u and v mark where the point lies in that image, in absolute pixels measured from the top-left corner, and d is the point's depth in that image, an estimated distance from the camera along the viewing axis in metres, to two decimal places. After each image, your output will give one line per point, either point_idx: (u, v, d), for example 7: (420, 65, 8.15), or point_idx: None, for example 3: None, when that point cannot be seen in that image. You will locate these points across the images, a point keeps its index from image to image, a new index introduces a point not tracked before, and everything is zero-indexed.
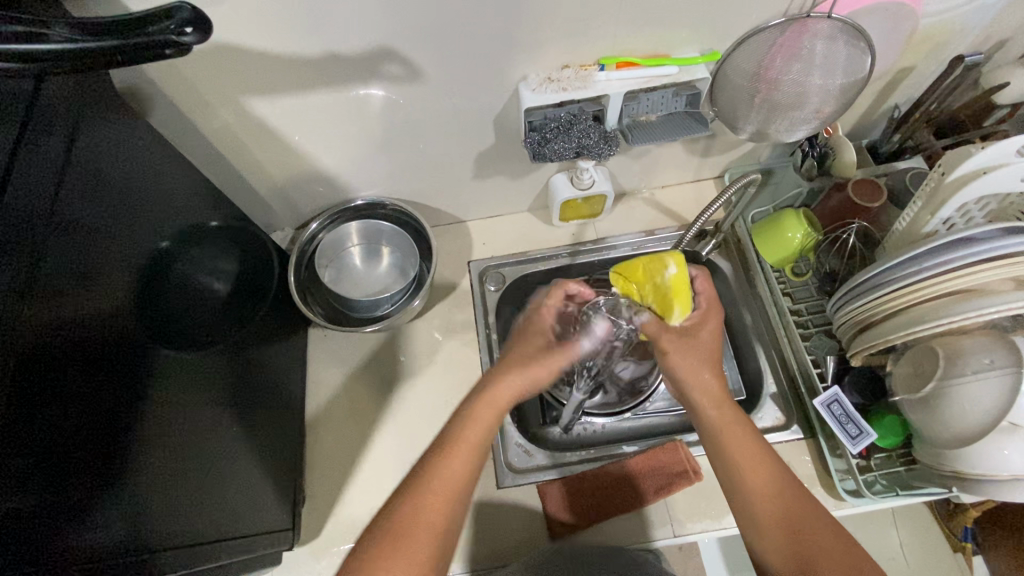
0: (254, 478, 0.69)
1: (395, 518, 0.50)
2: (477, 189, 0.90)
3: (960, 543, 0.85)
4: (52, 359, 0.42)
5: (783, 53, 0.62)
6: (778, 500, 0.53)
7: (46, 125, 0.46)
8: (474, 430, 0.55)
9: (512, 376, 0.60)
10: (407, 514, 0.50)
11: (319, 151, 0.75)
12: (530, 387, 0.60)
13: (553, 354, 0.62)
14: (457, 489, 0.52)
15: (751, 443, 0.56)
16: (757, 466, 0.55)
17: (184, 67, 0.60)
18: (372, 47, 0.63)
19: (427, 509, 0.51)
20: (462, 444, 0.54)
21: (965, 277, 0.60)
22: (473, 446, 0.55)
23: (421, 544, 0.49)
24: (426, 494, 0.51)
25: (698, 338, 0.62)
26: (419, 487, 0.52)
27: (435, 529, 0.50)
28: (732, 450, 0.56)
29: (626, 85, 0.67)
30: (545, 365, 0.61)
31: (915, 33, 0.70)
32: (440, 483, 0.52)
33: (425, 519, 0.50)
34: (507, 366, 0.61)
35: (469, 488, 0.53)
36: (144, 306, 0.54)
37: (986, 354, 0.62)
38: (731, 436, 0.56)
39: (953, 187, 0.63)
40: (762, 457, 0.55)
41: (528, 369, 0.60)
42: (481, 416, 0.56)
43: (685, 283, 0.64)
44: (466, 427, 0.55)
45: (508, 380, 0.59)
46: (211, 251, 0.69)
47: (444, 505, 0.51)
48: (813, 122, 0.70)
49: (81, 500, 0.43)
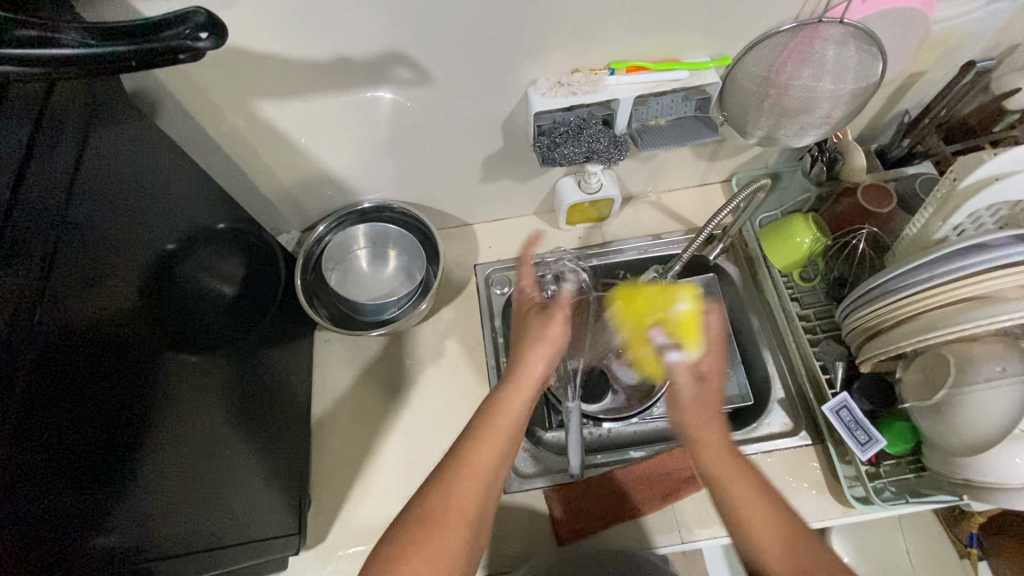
0: (260, 479, 0.68)
1: (425, 508, 0.50)
2: (484, 192, 0.90)
3: (967, 549, 0.83)
4: (60, 364, 0.42)
5: (793, 57, 0.62)
6: (779, 534, 0.51)
7: (58, 127, 0.46)
8: (505, 418, 0.54)
9: (534, 353, 0.58)
10: (429, 506, 0.50)
11: (327, 154, 0.75)
12: (549, 363, 0.58)
13: (552, 319, 0.59)
14: (488, 476, 0.52)
15: (746, 475, 0.53)
16: (754, 505, 0.52)
17: (193, 70, 0.60)
18: (382, 52, 0.62)
19: (459, 498, 0.50)
20: (488, 435, 0.53)
21: (976, 284, 0.60)
22: (506, 432, 0.54)
23: (455, 534, 0.49)
24: (457, 483, 0.51)
25: (706, 385, 0.57)
26: (450, 477, 0.51)
27: (466, 518, 0.50)
28: (727, 488, 0.53)
29: (636, 89, 0.67)
30: (552, 338, 0.58)
31: (927, 38, 0.70)
32: (471, 471, 0.51)
33: (459, 508, 0.50)
34: (523, 344, 0.59)
35: (499, 476, 0.53)
36: (150, 307, 0.54)
37: (998, 362, 0.62)
38: (720, 470, 0.54)
39: (965, 194, 0.63)
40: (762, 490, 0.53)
41: (544, 345, 0.58)
42: (507, 404, 0.55)
43: (694, 321, 0.59)
44: (493, 418, 0.54)
45: (532, 360, 0.57)
46: (217, 253, 0.69)
47: (474, 493, 0.51)
48: (823, 127, 0.70)
49: (86, 505, 0.43)
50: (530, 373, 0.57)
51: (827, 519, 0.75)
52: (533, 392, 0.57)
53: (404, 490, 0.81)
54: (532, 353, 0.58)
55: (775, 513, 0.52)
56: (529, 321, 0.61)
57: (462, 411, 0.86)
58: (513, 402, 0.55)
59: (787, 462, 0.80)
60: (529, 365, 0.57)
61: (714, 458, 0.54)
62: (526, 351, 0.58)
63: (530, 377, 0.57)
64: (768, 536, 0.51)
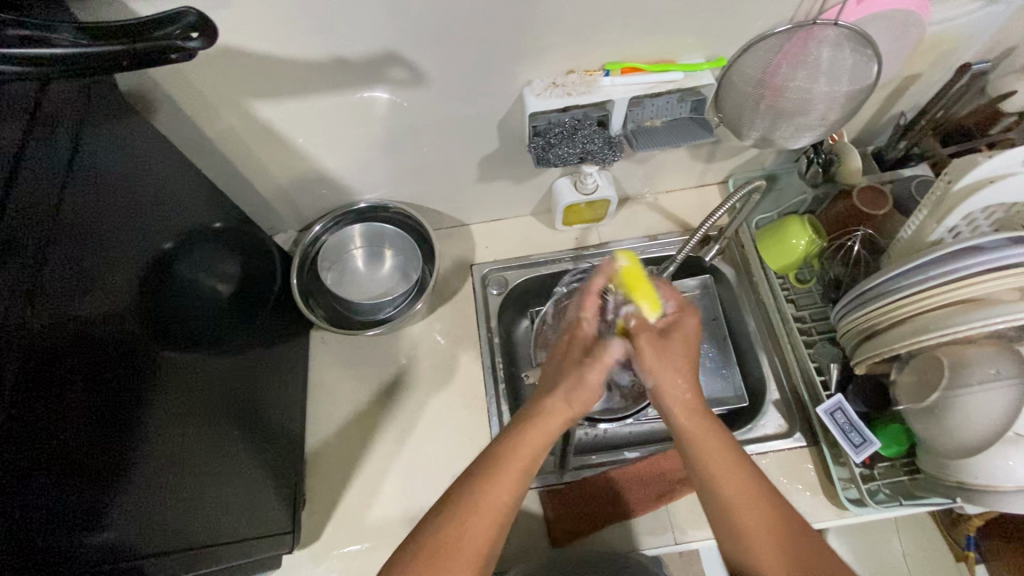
0: (256, 480, 0.69)
1: (436, 541, 0.50)
2: (480, 193, 0.90)
3: (965, 552, 0.82)
4: (53, 367, 0.42)
5: (788, 59, 0.62)
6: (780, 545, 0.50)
7: (52, 126, 0.46)
8: (522, 458, 0.53)
9: (558, 402, 0.56)
10: (439, 538, 0.50)
11: (323, 154, 0.75)
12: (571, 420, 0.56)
13: (583, 383, 0.56)
14: (502, 513, 0.51)
15: (735, 459, 0.54)
16: (740, 488, 0.52)
17: (189, 70, 0.60)
18: (378, 52, 0.63)
19: (471, 535, 0.50)
20: (498, 472, 0.52)
21: (970, 286, 0.60)
22: (521, 471, 0.53)
23: (461, 569, 0.49)
24: (470, 521, 0.50)
25: (673, 344, 0.57)
26: (463, 514, 0.50)
27: (478, 554, 0.50)
28: (713, 468, 0.54)
29: (631, 90, 0.67)
30: (585, 397, 0.56)
31: (923, 40, 0.70)
32: (485, 508, 0.51)
33: (471, 543, 0.50)
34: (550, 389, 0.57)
35: (511, 511, 0.53)
36: (145, 308, 0.54)
37: (991, 365, 0.62)
38: (705, 449, 0.54)
39: (960, 196, 0.63)
40: (751, 478, 0.53)
41: (576, 397, 0.56)
42: (526, 445, 0.54)
43: (639, 277, 0.60)
44: (504, 455, 0.53)
45: (553, 407, 0.56)
46: (213, 253, 0.69)
47: (487, 531, 0.50)
48: (818, 129, 0.70)
49: (82, 508, 0.43)
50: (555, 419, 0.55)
51: (821, 520, 0.75)
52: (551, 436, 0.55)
53: (400, 489, 0.81)
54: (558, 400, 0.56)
55: (769, 506, 0.52)
56: (569, 362, 0.58)
57: (458, 411, 0.86)
58: (532, 445, 0.54)
59: (781, 464, 0.79)
60: (553, 415, 0.55)
61: (703, 436, 0.55)
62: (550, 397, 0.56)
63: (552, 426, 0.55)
64: (764, 532, 0.51)
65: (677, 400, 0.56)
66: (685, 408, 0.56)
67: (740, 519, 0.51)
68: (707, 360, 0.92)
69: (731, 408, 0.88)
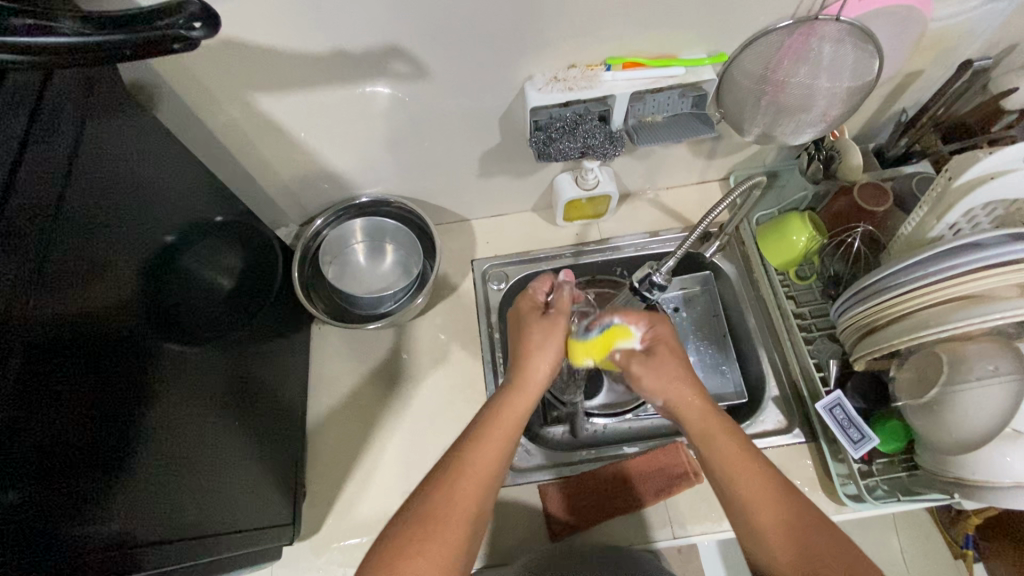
0: (254, 469, 0.69)
1: (426, 507, 0.50)
2: (482, 188, 0.90)
3: (963, 551, 0.85)
4: (53, 350, 0.42)
5: (790, 55, 0.62)
6: (789, 536, 0.50)
7: (55, 117, 0.47)
8: (509, 417, 0.56)
9: (540, 357, 0.60)
10: (433, 505, 0.50)
11: (325, 148, 0.76)
12: (550, 369, 0.60)
13: (556, 328, 0.61)
14: (489, 476, 0.52)
15: (750, 461, 0.54)
16: (760, 489, 0.53)
17: (191, 62, 0.61)
18: (379, 45, 0.63)
19: (458, 499, 0.50)
20: (490, 434, 0.54)
21: (971, 282, 0.60)
22: (508, 430, 0.55)
23: (454, 533, 0.49)
24: (458, 484, 0.51)
25: (661, 358, 0.60)
26: (452, 475, 0.52)
27: (467, 516, 0.50)
28: (730, 469, 0.54)
29: (634, 85, 0.67)
30: (555, 342, 0.61)
31: (924, 37, 0.70)
32: (472, 471, 0.52)
33: (458, 507, 0.50)
34: (525, 347, 0.61)
35: (499, 476, 0.54)
36: (146, 298, 0.54)
37: (989, 362, 0.62)
38: (722, 450, 0.55)
39: (960, 192, 0.63)
40: (761, 474, 0.53)
41: (546, 347, 0.60)
42: (512, 404, 0.57)
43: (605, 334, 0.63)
44: (494, 419, 0.55)
45: (533, 363, 0.59)
46: (216, 246, 0.69)
47: (474, 496, 0.51)
48: (819, 125, 0.70)
49: (82, 490, 0.43)
50: (535, 375, 0.59)
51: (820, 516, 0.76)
52: (534, 397, 0.59)
53: (399, 482, 0.81)
54: (535, 356, 0.60)
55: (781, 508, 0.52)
56: (530, 320, 0.62)
57: (458, 405, 0.86)
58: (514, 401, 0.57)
59: (780, 460, 0.80)
60: (532, 369, 0.59)
61: (718, 439, 0.55)
62: (529, 356, 0.60)
63: (533, 378, 0.59)
64: (779, 530, 0.51)
65: (686, 400, 0.58)
66: (693, 405, 0.57)
67: (758, 522, 0.52)
68: (706, 357, 0.93)
69: (730, 404, 0.88)
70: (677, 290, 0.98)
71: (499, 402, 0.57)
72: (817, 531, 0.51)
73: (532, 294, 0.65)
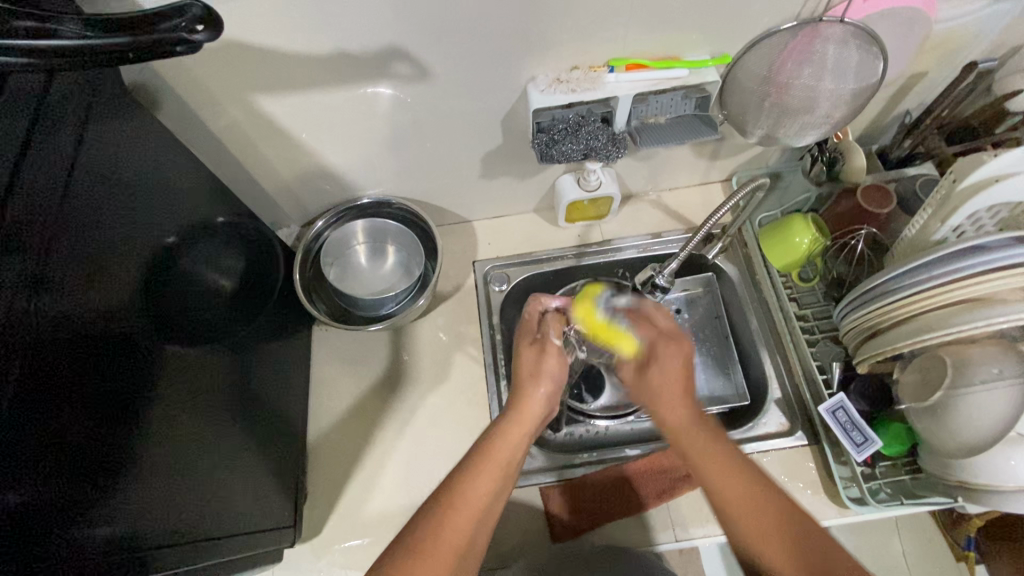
0: (256, 478, 0.69)
1: (417, 538, 0.50)
2: (483, 189, 0.90)
3: (965, 552, 0.85)
4: (57, 357, 0.42)
5: (794, 56, 0.62)
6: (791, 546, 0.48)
7: (56, 119, 0.46)
8: (503, 448, 0.56)
9: (536, 387, 0.60)
10: (427, 534, 0.50)
11: (326, 149, 0.75)
12: (546, 400, 0.61)
13: (545, 355, 0.62)
14: (482, 507, 0.52)
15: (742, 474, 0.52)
16: (754, 505, 0.50)
17: (193, 63, 0.60)
18: (382, 46, 0.62)
19: (450, 532, 0.50)
20: (487, 464, 0.54)
21: (977, 285, 0.59)
22: (503, 461, 0.55)
23: (444, 564, 0.49)
24: (450, 516, 0.51)
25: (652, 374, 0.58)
26: (445, 507, 0.51)
27: (457, 549, 0.50)
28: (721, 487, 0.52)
29: (636, 87, 0.67)
30: (550, 373, 0.61)
31: (929, 38, 0.70)
32: (464, 501, 0.52)
33: (451, 538, 0.50)
34: (521, 378, 0.62)
35: (494, 507, 0.53)
36: (148, 304, 0.54)
37: (994, 365, 0.61)
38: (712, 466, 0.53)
39: (965, 195, 0.63)
40: (760, 501, 0.51)
41: (540, 379, 0.61)
42: (507, 434, 0.57)
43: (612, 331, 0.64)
44: (489, 449, 0.56)
45: (529, 394, 0.60)
46: (218, 250, 0.69)
47: (467, 525, 0.51)
48: (824, 127, 0.70)
49: (81, 501, 0.43)
50: (533, 406, 0.60)
51: (822, 519, 0.75)
52: (531, 428, 0.59)
53: (401, 485, 0.81)
54: (531, 385, 0.61)
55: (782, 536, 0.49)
56: (524, 352, 0.63)
57: (459, 407, 0.86)
58: (511, 433, 0.57)
59: (783, 462, 0.79)
60: (529, 401, 0.60)
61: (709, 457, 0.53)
62: (525, 388, 0.61)
63: (529, 410, 0.59)
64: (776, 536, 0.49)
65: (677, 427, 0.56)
66: (687, 433, 0.55)
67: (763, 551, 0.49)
68: (708, 358, 0.94)
69: (731, 407, 0.89)
70: (680, 292, 0.99)
71: (495, 430, 0.58)
72: (820, 549, 0.48)
73: (529, 323, 0.67)
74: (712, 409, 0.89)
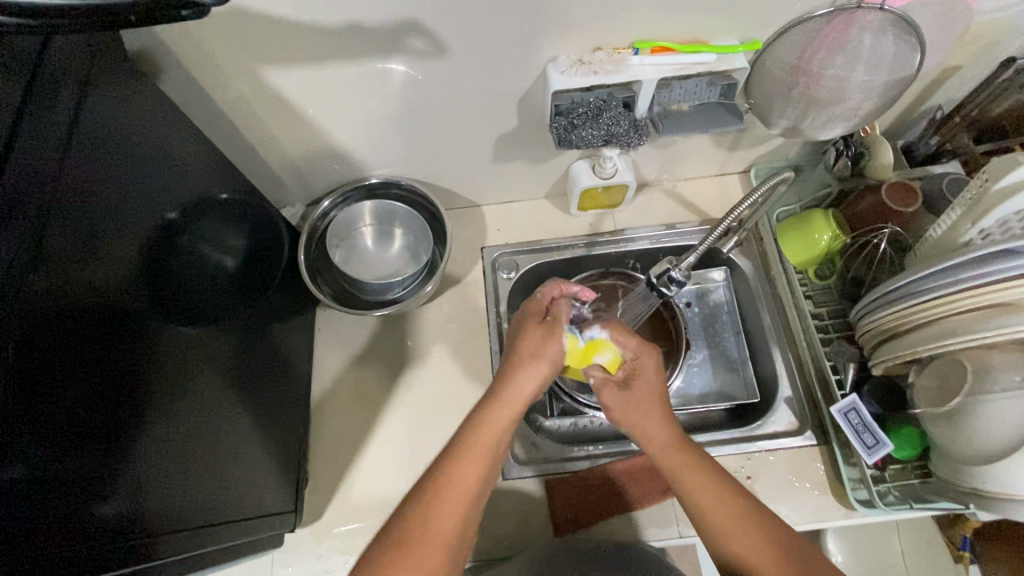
0: (260, 458, 0.68)
1: (405, 529, 0.50)
2: (495, 173, 0.87)
3: (960, 553, 0.83)
4: (56, 334, 0.41)
5: (828, 42, 0.59)
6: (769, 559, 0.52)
7: (53, 90, 0.44)
8: (489, 434, 0.55)
9: (527, 369, 0.60)
10: (416, 522, 0.50)
11: (335, 125, 0.73)
12: (540, 379, 0.60)
13: (550, 335, 0.62)
14: (470, 496, 0.52)
15: (725, 491, 0.56)
16: (730, 517, 0.54)
17: (198, 31, 0.57)
18: (398, 19, 0.59)
19: (440, 520, 0.50)
20: (472, 453, 0.53)
21: (1003, 291, 0.57)
22: (489, 450, 0.54)
23: (432, 556, 0.48)
24: (437, 505, 0.51)
25: (639, 393, 0.61)
26: (432, 496, 0.51)
27: (446, 541, 0.49)
28: (698, 499, 0.56)
29: (661, 71, 0.64)
30: (544, 351, 0.61)
31: (967, 30, 0.67)
32: (454, 493, 0.52)
33: (438, 529, 0.50)
34: (518, 355, 0.61)
35: (480, 497, 0.53)
36: (149, 282, 0.52)
37: (1017, 372, 0.60)
38: (691, 482, 0.56)
39: (999, 196, 0.60)
40: (749, 521, 0.54)
41: (538, 360, 0.60)
42: (492, 416, 0.56)
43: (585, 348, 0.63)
44: (476, 436, 0.55)
45: (521, 376, 0.59)
46: (221, 223, 0.67)
47: (456, 514, 0.51)
48: (853, 119, 0.67)
49: (86, 481, 0.42)
50: (521, 388, 0.58)
51: (828, 520, 0.74)
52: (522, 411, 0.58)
53: (402, 472, 0.80)
54: (522, 366, 0.60)
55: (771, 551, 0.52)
56: (528, 325, 0.63)
57: (464, 395, 0.85)
58: (496, 417, 0.56)
59: (791, 462, 0.78)
60: (521, 380, 0.59)
61: (694, 476, 0.56)
62: (518, 366, 0.60)
63: (518, 393, 0.58)
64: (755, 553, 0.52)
65: (663, 446, 0.58)
66: (674, 451, 0.58)
67: (741, 551, 0.53)
68: (717, 353, 0.93)
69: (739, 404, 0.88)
70: (691, 286, 0.97)
71: (481, 413, 0.56)
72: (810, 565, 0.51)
73: (538, 299, 0.67)
74: (720, 405, 0.88)
